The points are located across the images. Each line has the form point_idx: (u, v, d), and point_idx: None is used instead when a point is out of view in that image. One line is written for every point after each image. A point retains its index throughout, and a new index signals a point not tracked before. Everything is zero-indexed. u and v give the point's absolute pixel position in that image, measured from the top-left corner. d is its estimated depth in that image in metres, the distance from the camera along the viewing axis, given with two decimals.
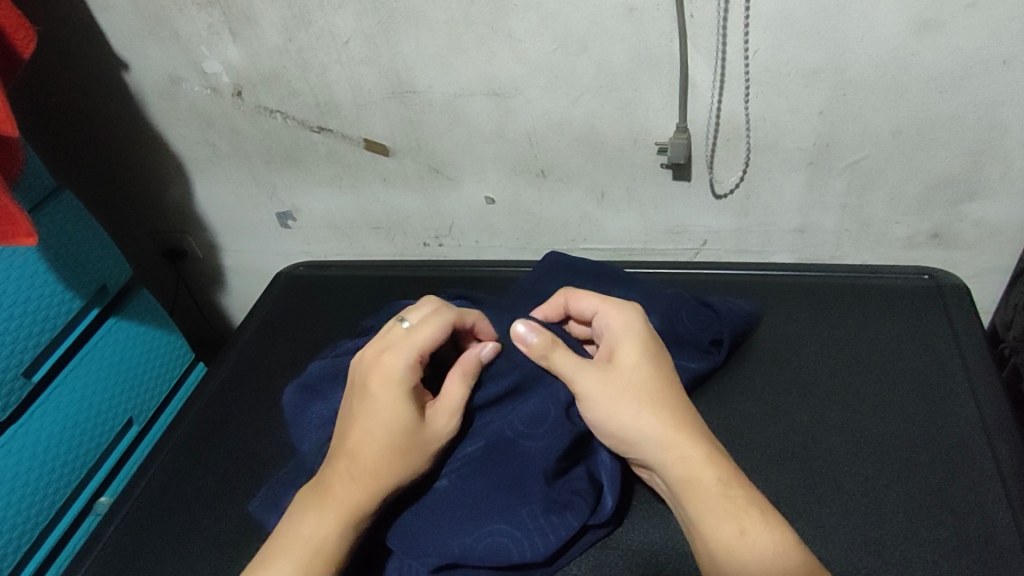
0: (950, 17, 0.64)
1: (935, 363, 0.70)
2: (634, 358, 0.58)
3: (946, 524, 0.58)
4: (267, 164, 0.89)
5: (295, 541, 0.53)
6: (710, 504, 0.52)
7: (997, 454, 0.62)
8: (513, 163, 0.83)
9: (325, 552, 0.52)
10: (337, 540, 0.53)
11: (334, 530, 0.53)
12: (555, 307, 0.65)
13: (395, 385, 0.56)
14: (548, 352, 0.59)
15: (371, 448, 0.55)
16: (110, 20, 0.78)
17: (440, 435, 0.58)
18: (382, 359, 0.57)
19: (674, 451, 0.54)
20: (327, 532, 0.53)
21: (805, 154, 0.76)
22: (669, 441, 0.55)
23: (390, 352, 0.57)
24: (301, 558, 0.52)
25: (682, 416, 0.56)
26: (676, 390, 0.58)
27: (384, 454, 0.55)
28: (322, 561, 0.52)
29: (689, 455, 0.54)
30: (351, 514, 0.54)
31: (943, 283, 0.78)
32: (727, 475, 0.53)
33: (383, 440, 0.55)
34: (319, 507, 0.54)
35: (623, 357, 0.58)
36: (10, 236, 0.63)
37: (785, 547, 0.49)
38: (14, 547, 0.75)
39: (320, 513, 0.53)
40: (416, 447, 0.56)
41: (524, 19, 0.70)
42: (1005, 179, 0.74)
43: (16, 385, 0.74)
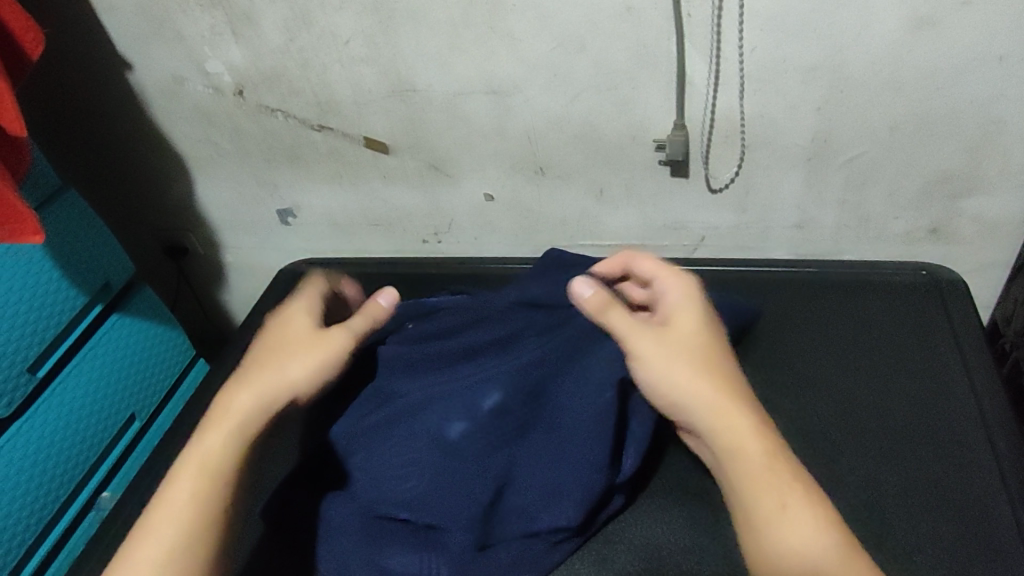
0: (944, 14, 0.65)
1: (931, 357, 0.71)
2: (692, 325, 0.58)
3: (948, 518, 0.59)
4: (267, 162, 0.89)
5: (192, 456, 0.56)
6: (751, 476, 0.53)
7: (996, 450, 0.63)
8: (512, 160, 0.83)
9: (217, 469, 0.55)
10: (223, 455, 0.55)
11: (221, 447, 0.56)
12: (613, 264, 0.66)
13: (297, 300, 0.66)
14: (604, 311, 0.59)
15: (263, 348, 0.62)
16: (113, 22, 0.79)
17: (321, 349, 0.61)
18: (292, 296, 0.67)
19: (722, 416, 0.54)
20: (214, 448, 0.56)
21: (803, 150, 0.76)
22: (722, 405, 0.55)
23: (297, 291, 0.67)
24: (195, 472, 0.55)
25: (736, 387, 0.56)
26: (726, 359, 0.57)
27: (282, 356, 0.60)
28: (208, 475, 0.55)
29: (736, 422, 0.54)
30: (239, 428, 0.57)
31: (940, 279, 0.78)
32: (771, 444, 0.54)
33: (273, 340, 0.62)
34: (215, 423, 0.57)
35: (682, 322, 0.59)
36: (17, 234, 0.64)
37: (821, 528, 0.51)
38: (18, 541, 0.75)
39: (221, 429, 0.56)
40: (294, 351, 0.61)
41: (523, 18, 0.71)
42: (1002, 174, 0.75)
43: (21, 382, 0.74)
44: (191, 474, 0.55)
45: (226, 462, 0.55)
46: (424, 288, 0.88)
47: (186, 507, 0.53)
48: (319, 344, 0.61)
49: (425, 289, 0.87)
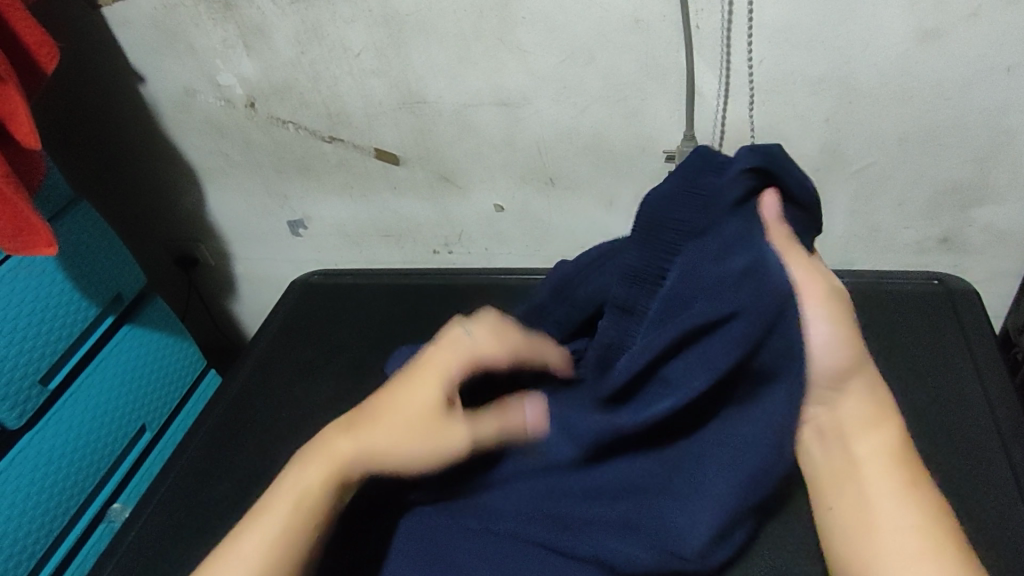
0: (952, 25, 0.65)
1: (945, 368, 0.71)
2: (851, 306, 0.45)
3: (966, 529, 0.59)
4: (278, 172, 0.90)
5: (278, 495, 0.50)
6: (833, 471, 0.45)
7: (1012, 460, 0.63)
8: (521, 171, 0.83)
9: (317, 509, 0.49)
10: (315, 497, 0.49)
11: (319, 484, 0.50)
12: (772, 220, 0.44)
13: (435, 376, 0.50)
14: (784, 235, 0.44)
15: (387, 397, 0.52)
16: (127, 35, 0.80)
17: (445, 443, 0.50)
18: (444, 339, 0.52)
19: (846, 416, 0.45)
20: (310, 485, 0.50)
21: (812, 161, 0.77)
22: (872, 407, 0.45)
23: (446, 343, 0.52)
24: (281, 508, 0.49)
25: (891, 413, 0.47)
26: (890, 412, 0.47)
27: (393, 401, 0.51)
28: (295, 510, 0.49)
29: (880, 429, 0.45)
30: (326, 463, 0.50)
31: (951, 288, 0.78)
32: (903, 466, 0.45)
33: (399, 392, 0.51)
34: (312, 456, 0.51)
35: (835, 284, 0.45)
36: (29, 247, 0.65)
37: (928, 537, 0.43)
38: (28, 554, 0.75)
39: (316, 465, 0.50)
40: (413, 426, 0.50)
41: (533, 31, 0.71)
42: (1013, 184, 0.75)
43: (32, 394, 0.75)
44: (285, 507, 0.49)
45: (317, 501, 0.49)
46: (434, 300, 0.87)
47: (280, 525, 0.49)
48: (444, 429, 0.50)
49: (435, 301, 0.87)
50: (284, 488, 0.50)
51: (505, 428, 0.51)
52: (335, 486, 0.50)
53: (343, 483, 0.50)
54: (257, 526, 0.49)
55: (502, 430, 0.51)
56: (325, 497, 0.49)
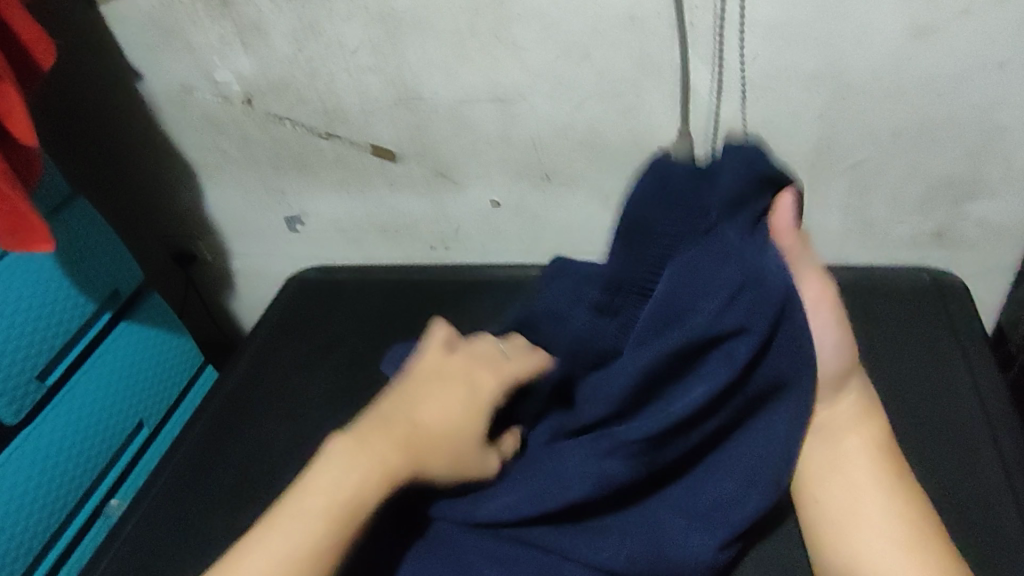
0: (943, 22, 0.66)
1: (934, 360, 0.71)
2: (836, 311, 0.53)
3: (954, 521, 0.59)
4: (276, 169, 0.90)
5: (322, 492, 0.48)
6: (823, 465, 0.51)
7: (1000, 448, 0.64)
8: (517, 167, 0.84)
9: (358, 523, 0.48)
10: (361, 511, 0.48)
11: (364, 500, 0.48)
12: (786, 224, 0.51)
13: (483, 408, 0.51)
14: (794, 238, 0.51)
15: (428, 412, 0.51)
16: (124, 32, 0.80)
17: (479, 470, 0.52)
18: (484, 368, 0.53)
19: (841, 422, 0.51)
20: (359, 495, 0.48)
21: (806, 156, 0.77)
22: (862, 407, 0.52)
23: (491, 372, 0.53)
24: (326, 504, 0.47)
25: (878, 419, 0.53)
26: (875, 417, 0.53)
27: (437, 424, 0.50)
28: (338, 525, 0.47)
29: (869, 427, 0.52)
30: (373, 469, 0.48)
31: (942, 283, 0.79)
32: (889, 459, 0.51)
33: (444, 411, 0.51)
34: (359, 468, 0.48)
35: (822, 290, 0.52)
36: (26, 243, 0.65)
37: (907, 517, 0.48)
38: (26, 548, 0.76)
39: (371, 471, 0.48)
40: (459, 458, 0.51)
41: (528, 28, 0.72)
42: (1006, 179, 0.75)
43: (30, 389, 0.75)
44: (329, 522, 0.47)
45: (359, 517, 0.48)
46: (428, 295, 0.88)
47: (322, 541, 0.47)
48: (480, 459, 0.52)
49: (430, 296, 0.88)
50: (323, 498, 0.47)
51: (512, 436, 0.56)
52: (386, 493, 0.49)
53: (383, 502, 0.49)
54: (294, 533, 0.46)
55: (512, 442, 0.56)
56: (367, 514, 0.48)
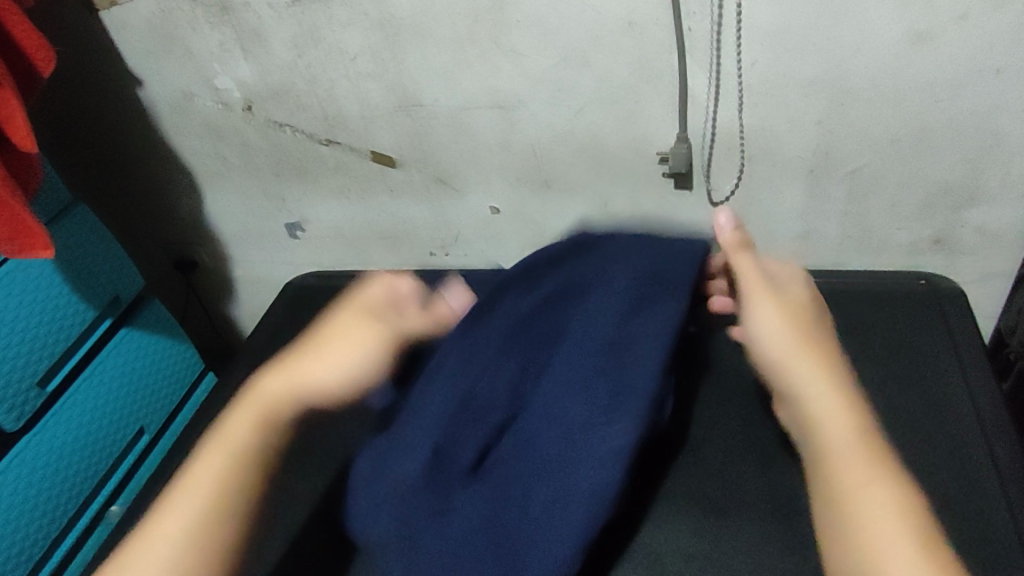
0: (941, 28, 0.66)
1: (930, 366, 0.71)
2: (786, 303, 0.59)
3: (951, 526, 0.59)
4: (276, 176, 0.90)
5: (226, 440, 0.55)
6: (824, 449, 0.53)
7: (995, 456, 0.64)
8: (517, 173, 0.84)
9: (247, 449, 0.55)
10: (252, 437, 0.55)
11: (251, 427, 0.56)
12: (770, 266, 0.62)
13: (355, 306, 0.61)
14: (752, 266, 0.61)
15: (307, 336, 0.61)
16: (126, 39, 0.80)
17: (360, 344, 0.58)
18: (356, 294, 0.62)
19: (815, 400, 0.55)
20: (248, 423, 0.56)
21: (805, 162, 0.77)
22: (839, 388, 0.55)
23: (362, 288, 0.63)
24: (225, 449, 0.54)
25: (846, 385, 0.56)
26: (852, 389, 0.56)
27: (314, 361, 0.58)
28: (233, 453, 0.54)
29: (833, 407, 0.54)
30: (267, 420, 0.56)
31: (940, 288, 0.79)
32: (868, 435, 0.53)
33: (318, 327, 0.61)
34: (241, 403, 0.57)
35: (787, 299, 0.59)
36: (27, 249, 0.65)
37: (899, 508, 0.50)
38: (26, 555, 0.76)
39: (268, 419, 0.56)
40: (341, 336, 0.59)
41: (527, 35, 0.72)
42: (1005, 184, 0.76)
43: (30, 396, 0.75)
44: (220, 456, 0.54)
45: (252, 445, 0.55)
46: None
47: (212, 481, 0.53)
48: (364, 335, 0.59)
49: None
50: (220, 441, 0.55)
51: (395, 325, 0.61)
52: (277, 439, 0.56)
53: (272, 420, 0.56)
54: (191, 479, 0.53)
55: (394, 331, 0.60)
56: (260, 438, 0.55)
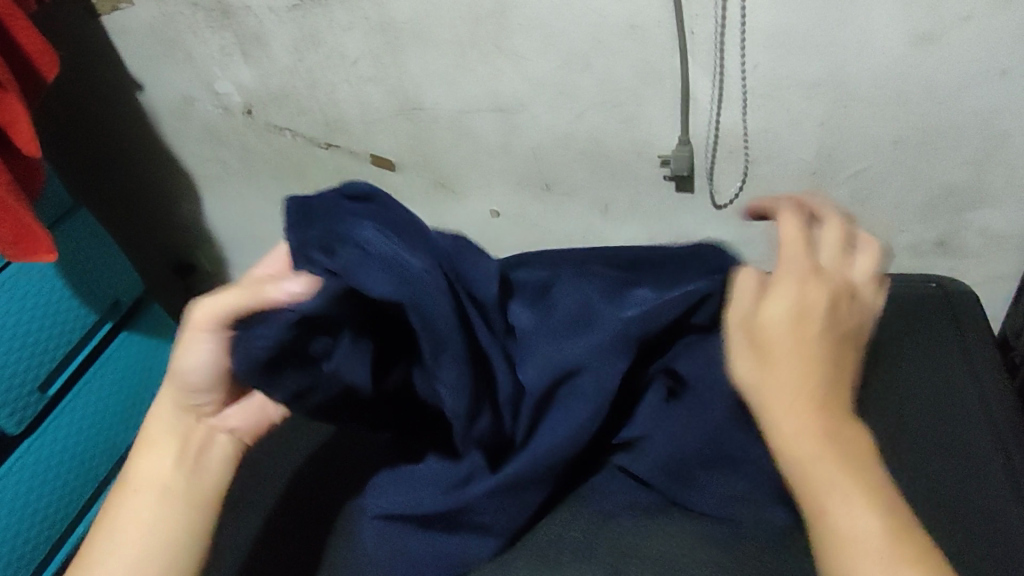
0: (947, 29, 0.65)
1: (941, 368, 0.71)
2: (783, 309, 0.46)
3: (960, 531, 0.59)
4: (276, 180, 0.90)
5: (131, 482, 0.50)
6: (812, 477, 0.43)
7: (1010, 461, 0.63)
8: (518, 176, 0.84)
9: (165, 482, 0.50)
10: (166, 472, 0.50)
11: (161, 464, 0.50)
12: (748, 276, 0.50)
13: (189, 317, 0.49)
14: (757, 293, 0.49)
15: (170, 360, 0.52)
16: (126, 43, 0.80)
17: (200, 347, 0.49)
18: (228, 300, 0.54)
19: (787, 429, 0.44)
20: (156, 466, 0.50)
21: (808, 165, 0.77)
22: (786, 407, 0.44)
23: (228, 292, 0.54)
24: (142, 491, 0.50)
25: (821, 393, 0.44)
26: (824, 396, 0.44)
27: (171, 361, 0.51)
28: (153, 494, 0.49)
29: (787, 429, 0.44)
30: (155, 445, 0.51)
31: (951, 291, 0.78)
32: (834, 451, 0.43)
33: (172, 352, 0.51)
34: (148, 447, 0.51)
35: (772, 307, 0.46)
36: (29, 254, 0.65)
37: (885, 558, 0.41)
38: (26, 559, 0.75)
39: (164, 439, 0.51)
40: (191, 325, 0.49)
41: (528, 38, 0.72)
42: (1009, 187, 0.75)
43: (31, 400, 0.75)
44: (143, 494, 0.49)
45: (175, 479, 0.50)
46: None
47: (145, 520, 0.48)
48: (200, 327, 0.47)
49: None
50: (129, 486, 0.50)
51: (246, 293, 0.45)
52: (171, 454, 0.51)
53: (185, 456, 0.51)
54: (112, 526, 0.49)
55: (243, 300, 0.45)
56: (168, 469, 0.50)
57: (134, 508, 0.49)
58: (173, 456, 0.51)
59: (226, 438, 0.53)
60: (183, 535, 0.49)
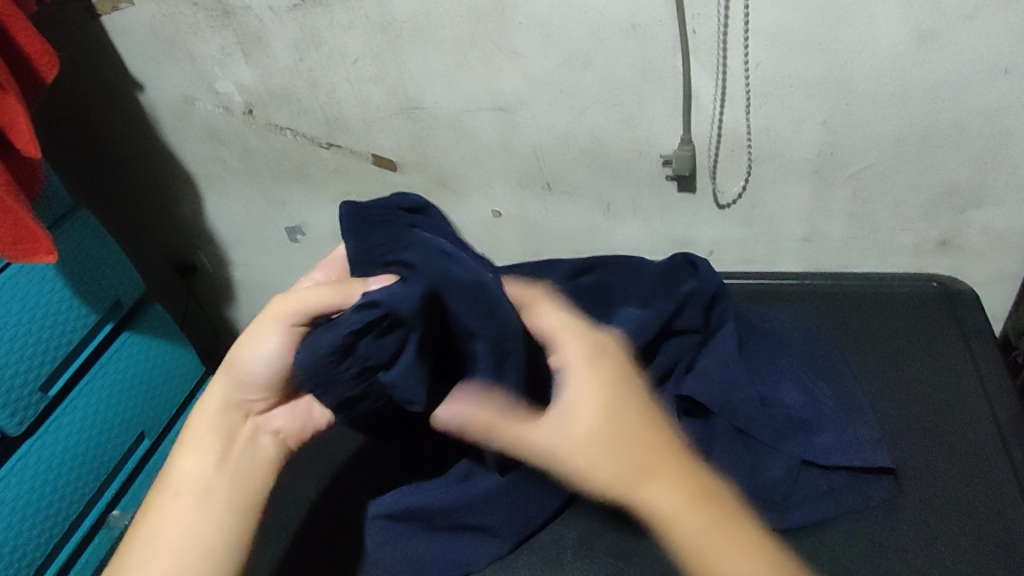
0: (949, 27, 0.65)
1: (944, 367, 0.71)
2: (592, 416, 0.47)
3: (964, 530, 0.58)
4: (277, 180, 0.90)
5: (175, 479, 0.52)
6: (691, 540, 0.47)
7: (1013, 460, 0.63)
8: (519, 176, 0.84)
9: (206, 484, 0.52)
10: (211, 475, 0.52)
11: (207, 467, 0.53)
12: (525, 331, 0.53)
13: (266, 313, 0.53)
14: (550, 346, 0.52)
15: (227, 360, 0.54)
16: (126, 43, 0.80)
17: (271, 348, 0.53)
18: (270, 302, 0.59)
19: (656, 501, 0.46)
20: (203, 467, 0.52)
21: (810, 163, 0.77)
22: (638, 490, 0.46)
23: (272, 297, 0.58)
24: (188, 490, 0.52)
25: (666, 474, 0.47)
26: (666, 474, 0.47)
27: (233, 355, 0.53)
28: (199, 495, 0.51)
29: (666, 505, 0.47)
30: (202, 442, 0.53)
31: (953, 290, 0.78)
32: (693, 514, 0.46)
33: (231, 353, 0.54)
34: (194, 446, 0.53)
35: (577, 405, 0.48)
36: (30, 254, 0.65)
37: None
38: (28, 561, 0.75)
39: (206, 439, 0.53)
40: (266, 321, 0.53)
41: (529, 37, 0.72)
42: (1011, 186, 0.75)
43: (32, 401, 0.75)
44: (185, 497, 0.51)
45: (219, 481, 0.52)
46: None
47: (187, 523, 0.50)
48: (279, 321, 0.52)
49: None
50: (173, 486, 0.52)
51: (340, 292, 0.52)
52: (219, 453, 0.53)
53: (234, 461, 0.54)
54: (155, 525, 0.51)
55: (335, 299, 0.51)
56: (212, 472, 0.52)
57: (175, 511, 0.51)
58: (216, 455, 0.53)
59: (270, 439, 0.56)
60: (220, 536, 0.51)
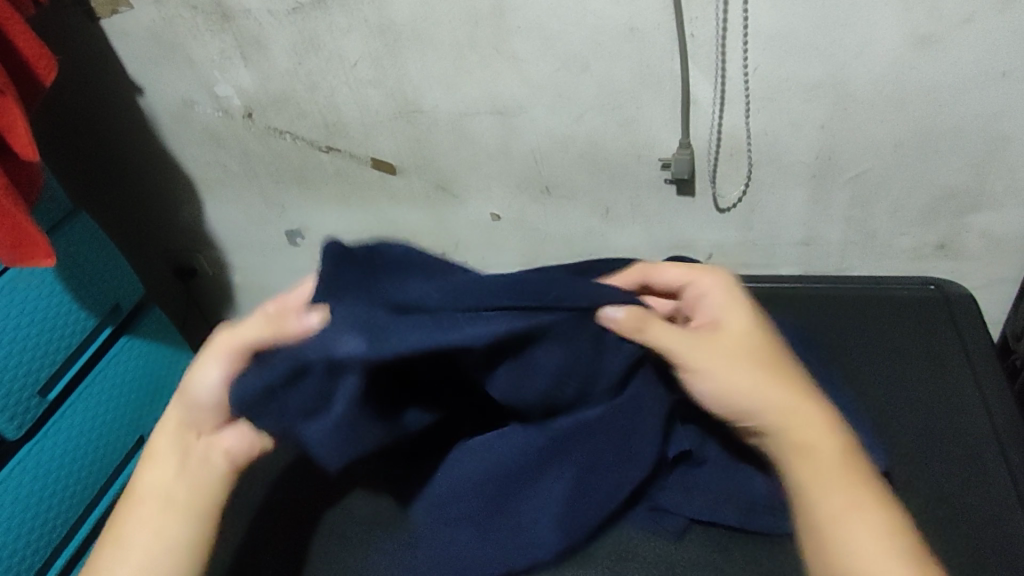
0: (946, 31, 0.65)
1: (942, 370, 0.71)
2: (742, 325, 0.55)
3: (963, 533, 0.58)
4: (277, 183, 0.90)
5: (137, 491, 0.52)
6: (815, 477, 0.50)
7: (1010, 463, 0.63)
8: (518, 179, 0.84)
9: (166, 493, 0.52)
10: (172, 483, 0.52)
11: (166, 477, 0.52)
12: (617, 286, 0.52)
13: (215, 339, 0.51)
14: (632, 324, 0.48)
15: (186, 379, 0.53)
16: (126, 47, 0.80)
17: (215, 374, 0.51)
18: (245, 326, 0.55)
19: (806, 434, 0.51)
20: (163, 476, 0.52)
21: (808, 167, 0.77)
22: (792, 414, 0.52)
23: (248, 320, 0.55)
24: (148, 501, 0.52)
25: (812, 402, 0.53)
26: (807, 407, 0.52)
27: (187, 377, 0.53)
28: (156, 503, 0.51)
29: (809, 431, 0.52)
30: (161, 454, 0.53)
31: (950, 293, 0.78)
32: (843, 449, 0.51)
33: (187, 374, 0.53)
34: (154, 457, 0.53)
35: (728, 322, 0.55)
36: (28, 258, 0.65)
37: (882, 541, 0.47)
38: (27, 564, 0.74)
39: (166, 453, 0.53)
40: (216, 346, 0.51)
41: (527, 41, 0.72)
42: (1009, 190, 0.75)
43: (31, 404, 0.75)
44: (149, 506, 0.51)
45: (177, 488, 0.52)
46: None
47: (147, 534, 0.50)
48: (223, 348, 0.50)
49: None
50: (136, 498, 0.52)
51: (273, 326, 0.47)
52: (176, 465, 0.52)
53: (192, 471, 0.53)
54: (121, 535, 0.51)
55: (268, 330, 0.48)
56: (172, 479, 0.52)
57: (139, 520, 0.51)
58: (176, 465, 0.52)
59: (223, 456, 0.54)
60: (178, 542, 0.50)
